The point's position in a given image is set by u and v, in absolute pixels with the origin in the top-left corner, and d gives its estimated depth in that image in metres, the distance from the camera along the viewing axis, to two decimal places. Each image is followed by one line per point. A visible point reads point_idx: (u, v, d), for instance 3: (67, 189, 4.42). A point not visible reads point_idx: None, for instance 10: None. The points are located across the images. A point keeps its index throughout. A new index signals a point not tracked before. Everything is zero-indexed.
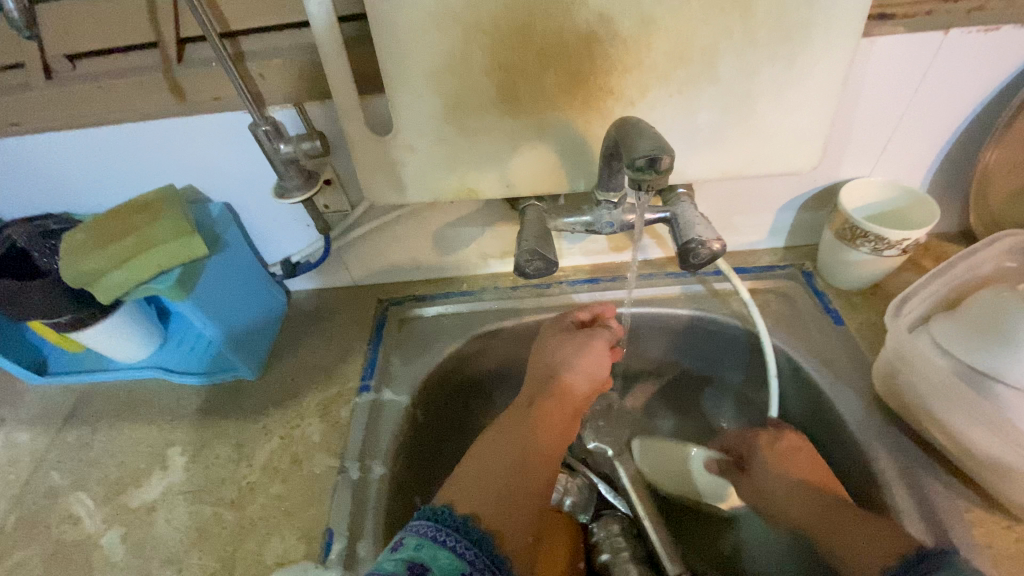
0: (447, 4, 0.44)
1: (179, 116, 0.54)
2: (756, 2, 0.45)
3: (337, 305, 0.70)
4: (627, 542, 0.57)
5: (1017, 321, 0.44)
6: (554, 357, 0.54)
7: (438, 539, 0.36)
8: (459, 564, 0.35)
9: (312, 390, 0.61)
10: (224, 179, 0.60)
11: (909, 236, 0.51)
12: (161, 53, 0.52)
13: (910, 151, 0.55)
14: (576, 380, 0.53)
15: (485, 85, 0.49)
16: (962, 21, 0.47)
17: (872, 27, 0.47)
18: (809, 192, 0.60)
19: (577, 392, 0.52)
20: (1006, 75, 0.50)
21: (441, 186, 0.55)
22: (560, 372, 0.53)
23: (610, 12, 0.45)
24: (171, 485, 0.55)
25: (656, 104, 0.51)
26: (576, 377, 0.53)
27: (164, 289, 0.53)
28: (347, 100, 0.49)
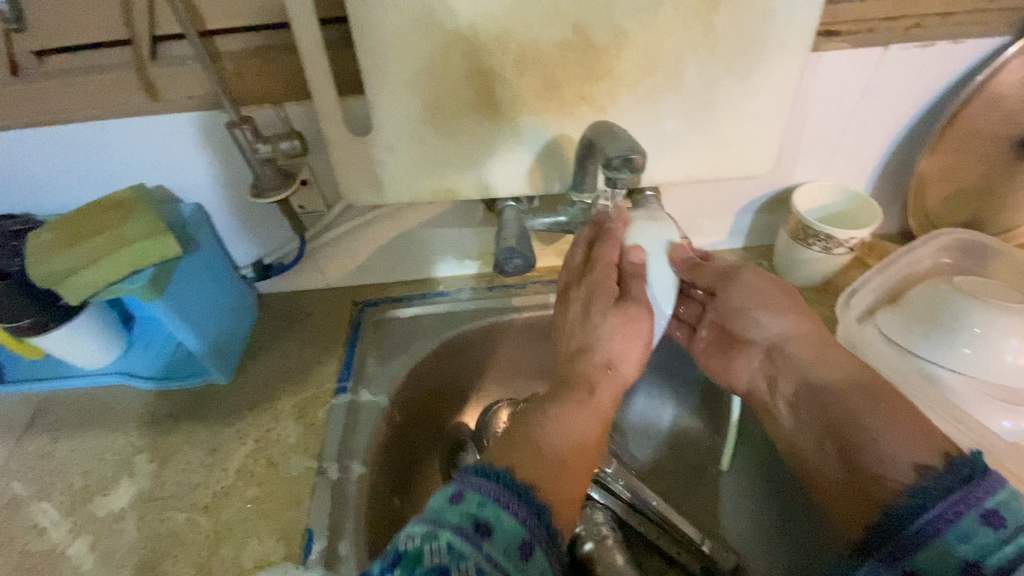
0: (429, 10, 0.46)
1: (151, 114, 0.56)
2: (718, 18, 0.48)
3: (314, 305, 0.75)
4: (610, 529, 0.62)
5: (953, 310, 0.52)
6: (608, 344, 0.49)
7: (505, 504, 0.36)
8: (521, 532, 0.34)
9: (287, 394, 0.65)
10: (203, 182, 0.63)
11: (854, 235, 0.63)
12: (134, 51, 0.53)
13: (854, 157, 0.68)
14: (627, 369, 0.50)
15: (463, 89, 0.51)
16: (901, 39, 0.58)
17: (821, 45, 0.58)
18: (767, 194, 0.72)
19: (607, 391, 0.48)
20: (933, 92, 0.63)
21: (418, 185, 0.58)
22: (617, 363, 0.49)
23: (584, 22, 0.48)
24: (139, 492, 0.58)
25: (625, 110, 0.53)
26: (629, 366, 0.50)
27: (135, 289, 0.55)
28: (330, 109, 0.52)
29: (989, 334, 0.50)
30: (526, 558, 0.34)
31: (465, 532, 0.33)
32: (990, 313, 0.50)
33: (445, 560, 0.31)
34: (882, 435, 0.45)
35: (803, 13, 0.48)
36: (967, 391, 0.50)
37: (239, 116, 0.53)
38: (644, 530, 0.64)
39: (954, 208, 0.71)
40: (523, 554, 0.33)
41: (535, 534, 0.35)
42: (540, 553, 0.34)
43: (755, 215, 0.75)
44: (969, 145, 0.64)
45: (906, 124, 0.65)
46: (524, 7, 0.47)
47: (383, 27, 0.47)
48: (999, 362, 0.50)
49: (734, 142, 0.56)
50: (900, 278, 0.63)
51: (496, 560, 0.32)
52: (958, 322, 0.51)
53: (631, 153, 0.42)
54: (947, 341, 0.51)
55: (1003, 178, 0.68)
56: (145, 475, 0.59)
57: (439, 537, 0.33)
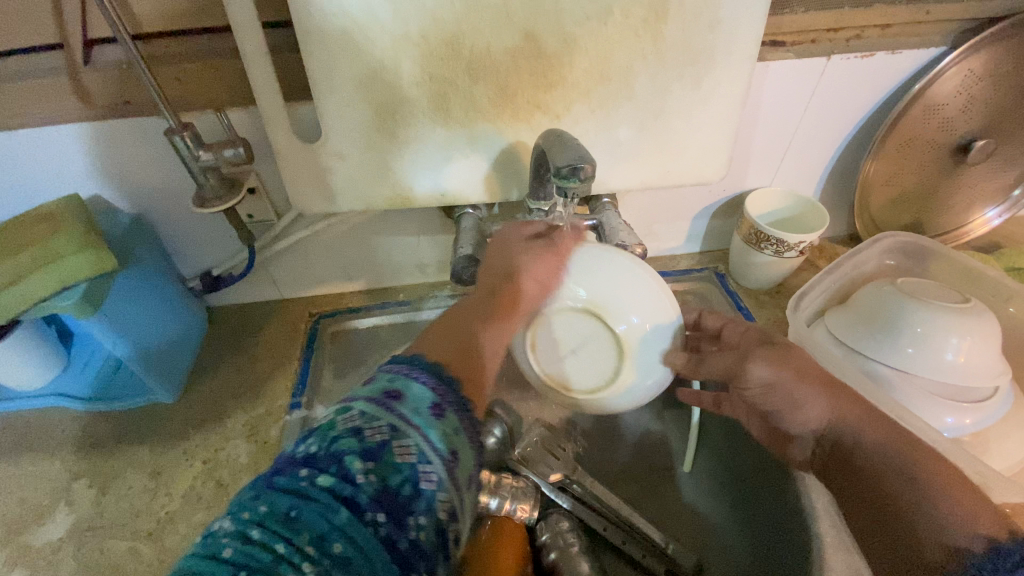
0: (376, 14, 0.45)
1: (85, 120, 0.53)
2: (666, 27, 0.49)
3: (268, 318, 0.72)
4: (576, 536, 0.61)
5: (895, 311, 0.53)
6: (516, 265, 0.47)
7: (413, 376, 0.32)
8: (432, 397, 0.31)
9: (239, 411, 0.62)
10: (146, 192, 0.60)
11: (803, 239, 0.64)
12: (66, 56, 0.51)
13: (802, 164, 0.70)
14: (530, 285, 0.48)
15: (414, 96, 0.50)
16: (843, 49, 0.60)
17: (768, 54, 0.59)
18: (721, 200, 0.73)
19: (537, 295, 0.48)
20: (874, 100, 0.65)
21: (372, 194, 0.57)
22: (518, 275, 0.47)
23: (535, 29, 0.47)
24: (78, 521, 0.54)
25: (578, 118, 0.53)
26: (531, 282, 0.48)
27: (68, 306, 0.52)
28: (276, 115, 0.50)
29: (929, 335, 0.51)
30: (440, 416, 0.30)
31: (375, 399, 0.29)
32: (930, 314, 0.52)
33: (355, 425, 0.28)
34: (925, 505, 0.38)
35: (749, 24, 0.49)
36: (910, 390, 0.51)
37: (179, 124, 0.50)
38: (609, 534, 0.63)
39: (897, 212, 0.74)
40: (434, 413, 0.30)
41: (449, 398, 0.31)
42: (453, 413, 0.31)
43: (712, 220, 0.76)
44: (910, 152, 0.67)
45: (850, 130, 0.68)
46: (474, 13, 0.46)
47: (328, 32, 0.46)
48: (940, 362, 0.51)
49: (686, 149, 0.57)
50: (848, 280, 0.65)
51: (409, 417, 0.29)
52: (901, 324, 0.53)
53: (579, 162, 0.42)
54: (891, 341, 0.53)
55: (940, 182, 0.72)
56: (84, 503, 0.55)
57: (349, 409, 0.29)
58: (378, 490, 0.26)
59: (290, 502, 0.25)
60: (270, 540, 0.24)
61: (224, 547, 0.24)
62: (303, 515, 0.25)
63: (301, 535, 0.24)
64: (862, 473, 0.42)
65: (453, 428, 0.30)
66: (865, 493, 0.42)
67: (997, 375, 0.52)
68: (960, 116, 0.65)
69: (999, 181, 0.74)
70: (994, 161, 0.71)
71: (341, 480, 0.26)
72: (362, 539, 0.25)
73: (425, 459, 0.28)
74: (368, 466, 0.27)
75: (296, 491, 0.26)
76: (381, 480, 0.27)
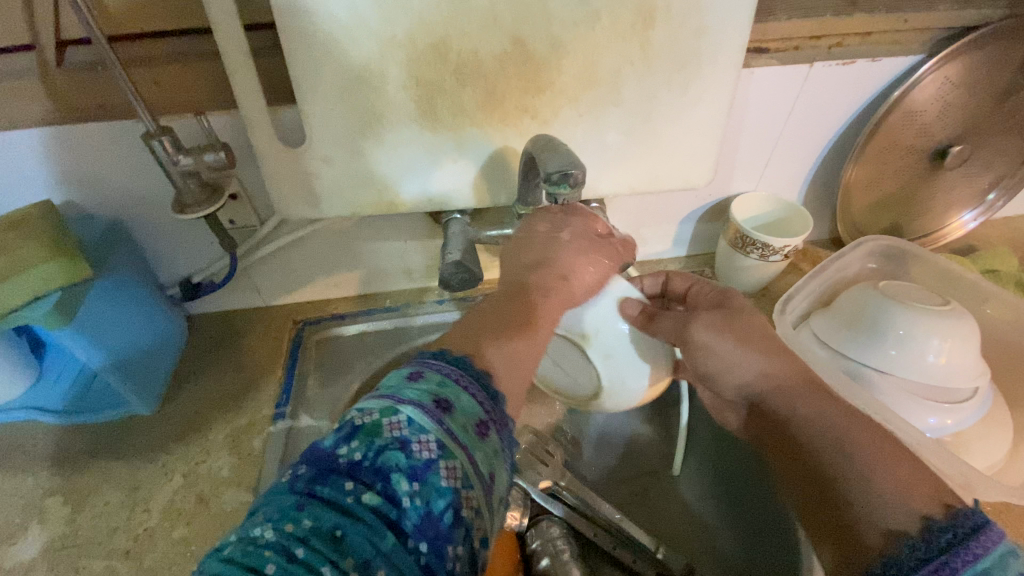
0: (361, 18, 0.45)
1: (59, 124, 0.51)
2: (654, 33, 0.49)
3: (250, 325, 0.70)
4: (566, 543, 0.61)
5: (877, 315, 0.54)
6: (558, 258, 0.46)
7: (461, 384, 0.32)
8: (478, 411, 0.31)
9: (220, 422, 0.61)
10: (123, 197, 0.58)
11: (787, 242, 0.65)
12: (37, 57, 0.49)
13: (786, 169, 0.71)
14: (578, 286, 0.46)
15: (401, 100, 0.49)
16: (825, 57, 0.61)
17: (753, 61, 0.60)
18: (708, 204, 0.74)
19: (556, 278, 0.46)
20: (855, 106, 0.66)
21: (359, 200, 0.56)
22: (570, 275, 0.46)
23: (522, 34, 0.47)
24: (51, 540, 0.52)
25: (567, 123, 0.53)
26: (580, 283, 0.46)
27: (38, 317, 0.50)
28: (258, 118, 0.49)
29: (912, 336, 0.52)
30: (483, 435, 0.30)
31: (424, 407, 0.29)
32: (912, 317, 0.53)
33: (403, 437, 0.28)
34: (867, 479, 0.37)
35: (734, 30, 0.50)
36: (892, 390, 0.52)
37: (157, 127, 0.48)
38: (600, 540, 0.63)
39: (878, 215, 0.75)
40: (479, 433, 0.30)
41: (494, 417, 0.32)
42: (497, 433, 0.31)
43: (698, 224, 0.77)
44: (890, 157, 0.68)
45: (832, 136, 0.69)
46: (461, 17, 0.46)
47: (313, 35, 0.45)
48: (922, 363, 0.52)
49: (673, 154, 0.58)
50: (832, 284, 0.66)
51: (455, 437, 0.29)
52: (884, 326, 0.54)
53: (569, 168, 0.42)
54: (875, 343, 0.54)
55: (919, 186, 0.73)
56: (57, 521, 0.53)
57: (395, 413, 0.28)
58: (422, 516, 0.26)
59: (335, 518, 0.25)
60: (316, 559, 0.24)
61: (267, 560, 0.24)
62: (349, 536, 0.25)
63: (347, 557, 0.24)
64: (801, 447, 0.42)
65: (494, 453, 0.30)
66: (808, 473, 0.41)
67: (977, 376, 0.53)
68: (937, 121, 0.66)
69: (975, 184, 0.76)
70: (970, 166, 0.73)
71: (387, 501, 0.26)
72: (405, 565, 0.25)
73: (466, 484, 0.28)
74: (414, 487, 0.27)
75: (342, 506, 0.25)
76: (426, 503, 0.27)
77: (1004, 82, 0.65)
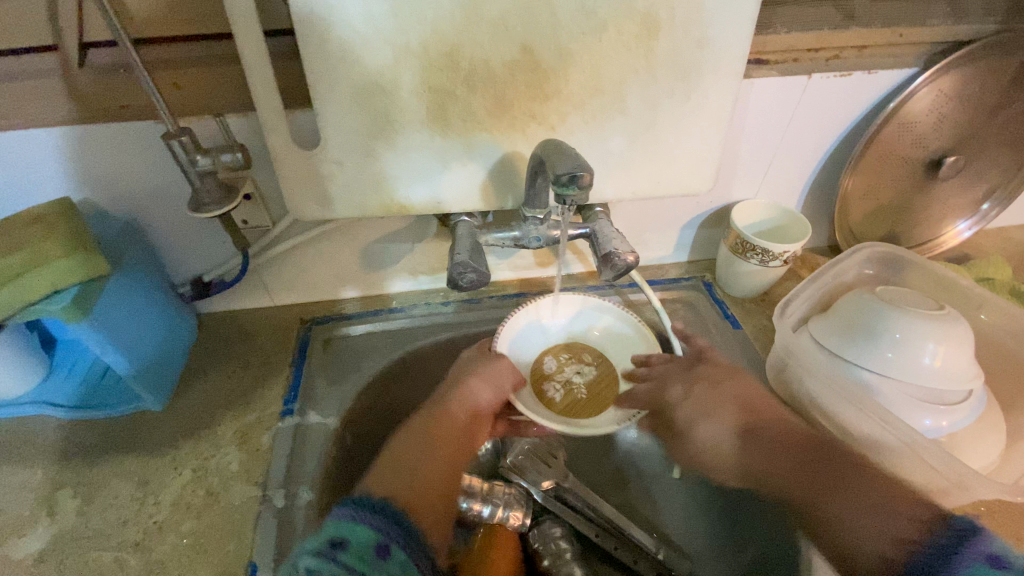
0: (377, 25, 0.46)
1: (79, 124, 0.53)
2: (658, 45, 0.51)
3: (258, 325, 0.72)
4: (568, 543, 0.63)
5: (874, 319, 0.56)
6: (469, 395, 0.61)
7: (359, 520, 0.39)
8: (374, 537, 0.38)
9: (228, 418, 0.61)
10: (138, 196, 0.60)
11: (786, 249, 0.67)
12: (60, 58, 0.52)
13: (785, 177, 0.73)
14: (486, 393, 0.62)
15: (413, 105, 0.51)
16: (823, 69, 0.63)
17: (753, 72, 0.62)
18: (709, 211, 0.76)
19: (458, 414, 0.60)
20: (853, 117, 0.68)
21: (370, 202, 0.57)
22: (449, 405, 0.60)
23: (531, 43, 0.49)
24: (60, 532, 0.53)
25: (573, 129, 0.55)
26: (484, 392, 0.62)
27: (57, 310, 0.51)
28: (274, 120, 0.51)
29: (908, 339, 0.54)
30: (383, 555, 0.37)
31: (321, 552, 0.35)
32: (907, 320, 0.54)
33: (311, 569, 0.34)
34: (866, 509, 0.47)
35: (735, 43, 0.52)
36: (890, 392, 0.53)
37: (177, 127, 0.50)
38: (601, 540, 0.64)
39: (875, 223, 0.77)
40: (380, 555, 0.37)
41: (393, 536, 0.39)
42: (397, 548, 0.38)
43: (698, 230, 0.78)
44: (886, 166, 0.70)
45: (829, 146, 0.71)
46: (473, 26, 0.47)
47: (330, 40, 0.47)
48: (918, 366, 0.53)
49: (675, 161, 0.59)
50: (830, 289, 0.68)
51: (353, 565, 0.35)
52: (880, 329, 0.55)
53: (578, 170, 0.43)
54: (872, 346, 0.55)
55: (915, 196, 0.75)
56: (67, 513, 0.54)
57: (299, 560, 0.35)
58: None
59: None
60: None
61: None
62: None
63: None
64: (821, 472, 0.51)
65: (399, 565, 0.37)
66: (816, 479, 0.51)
67: (971, 379, 0.54)
68: (932, 132, 0.68)
69: (970, 195, 0.78)
70: (964, 176, 0.75)
71: None
72: None
73: None
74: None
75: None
76: None
77: (996, 95, 0.67)
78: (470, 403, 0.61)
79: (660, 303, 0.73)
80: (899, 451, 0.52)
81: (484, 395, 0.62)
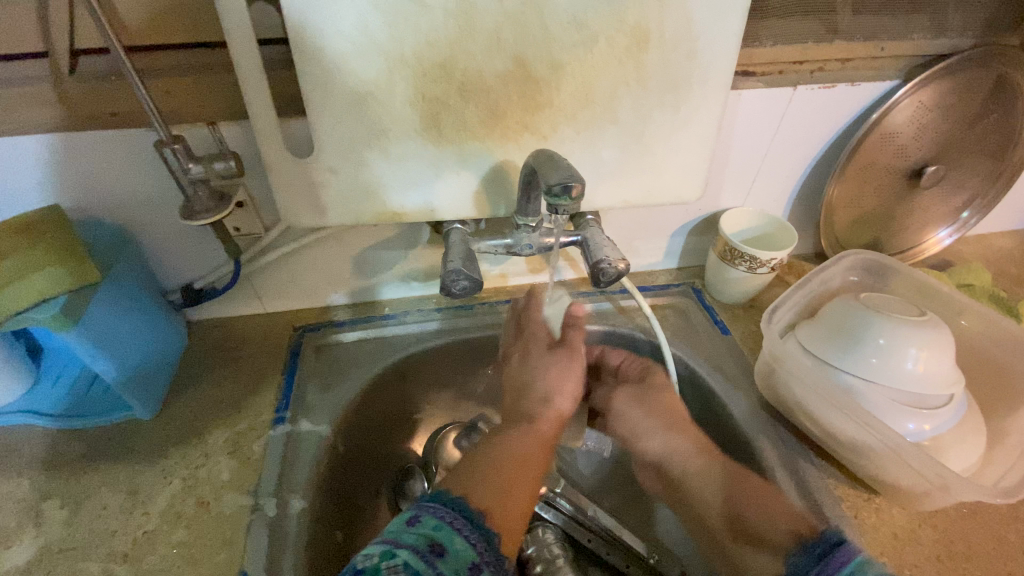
0: (370, 34, 0.47)
1: (70, 131, 0.53)
2: (648, 55, 0.52)
3: (249, 333, 0.71)
4: (560, 549, 0.63)
5: (854, 327, 0.57)
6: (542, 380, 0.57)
7: (457, 527, 0.39)
8: (472, 554, 0.37)
9: (219, 426, 0.61)
10: (129, 205, 0.60)
11: (773, 256, 0.68)
12: (51, 65, 0.51)
13: (771, 185, 0.75)
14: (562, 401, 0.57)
15: (405, 113, 0.51)
16: (807, 81, 0.65)
17: (741, 84, 0.63)
18: (696, 218, 0.77)
19: (563, 410, 0.57)
20: (836, 129, 0.70)
21: (360, 209, 0.57)
22: (553, 398, 0.57)
23: (525, 55, 0.50)
24: (48, 543, 0.52)
25: (565, 139, 0.55)
26: (562, 398, 0.57)
27: (45, 319, 0.50)
28: (266, 127, 0.51)
29: (891, 345, 0.55)
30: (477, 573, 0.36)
31: (418, 552, 0.35)
32: (890, 326, 0.55)
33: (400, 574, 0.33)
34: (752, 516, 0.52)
35: (722, 57, 0.53)
36: (875, 396, 0.54)
37: (169, 136, 0.50)
38: (594, 546, 0.65)
39: (858, 230, 0.79)
40: (472, 574, 0.36)
41: (484, 557, 0.38)
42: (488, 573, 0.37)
43: (687, 237, 0.80)
44: (869, 175, 0.72)
45: (813, 155, 0.72)
46: (465, 37, 0.48)
47: (322, 51, 0.47)
48: (901, 371, 0.54)
49: (666, 171, 0.60)
50: (817, 295, 0.69)
51: None
52: (864, 336, 0.56)
53: (570, 181, 0.44)
54: (856, 352, 0.56)
55: (898, 204, 0.77)
56: (54, 525, 0.53)
57: (392, 558, 0.34)
58: None
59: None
60: None
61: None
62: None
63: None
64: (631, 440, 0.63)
65: None
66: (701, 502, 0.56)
67: (952, 383, 0.55)
68: (912, 143, 0.70)
69: (949, 204, 0.80)
70: (943, 185, 0.77)
71: None
72: None
73: None
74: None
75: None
76: None
77: (974, 105, 0.69)
78: (554, 412, 0.56)
79: (650, 310, 0.74)
80: (883, 454, 0.53)
81: (564, 404, 0.57)
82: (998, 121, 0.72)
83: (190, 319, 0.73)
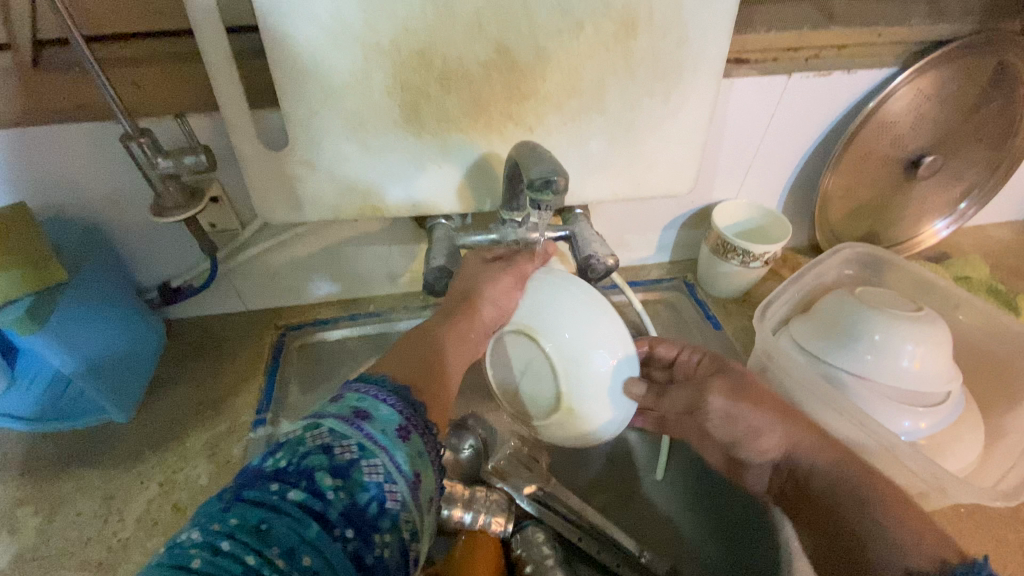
0: (343, 20, 0.44)
1: (34, 125, 0.50)
2: (636, 42, 0.49)
3: (230, 331, 0.70)
4: (551, 548, 0.60)
5: (849, 322, 0.56)
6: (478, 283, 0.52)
7: (382, 397, 0.33)
8: (398, 418, 0.32)
9: (199, 428, 0.60)
10: (100, 202, 0.57)
11: (766, 250, 0.67)
12: (15, 57, 0.48)
13: (765, 176, 0.73)
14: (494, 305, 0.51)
15: (383, 104, 0.49)
16: (802, 68, 0.63)
17: (733, 71, 0.61)
18: (689, 211, 0.75)
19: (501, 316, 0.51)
20: (832, 118, 0.68)
21: (340, 205, 0.55)
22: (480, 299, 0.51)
23: (507, 42, 0.48)
24: (21, 551, 0.50)
25: (551, 130, 0.53)
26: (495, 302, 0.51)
27: (7, 323, 0.48)
28: (237, 120, 0.48)
29: (887, 342, 0.53)
30: (406, 438, 0.32)
31: (343, 419, 0.31)
32: (886, 322, 0.54)
33: (323, 443, 0.29)
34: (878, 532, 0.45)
35: (713, 43, 0.51)
36: (869, 394, 0.53)
37: (136, 129, 0.47)
38: (585, 544, 0.63)
39: (854, 222, 0.77)
40: (399, 439, 0.31)
41: (415, 421, 0.33)
42: (419, 435, 0.32)
43: (680, 230, 0.78)
44: (866, 166, 0.70)
45: (809, 144, 0.71)
46: (444, 24, 0.46)
47: (294, 39, 0.45)
48: (897, 368, 0.53)
49: (656, 162, 0.58)
50: (811, 289, 0.68)
51: (368, 446, 0.30)
52: (859, 332, 0.55)
53: (553, 175, 0.42)
54: (851, 348, 0.55)
55: (895, 195, 0.75)
56: (28, 533, 0.52)
57: (316, 427, 0.30)
58: (345, 506, 0.28)
59: (260, 516, 0.26)
60: (292, 505, 0.27)
61: (193, 558, 0.24)
62: (276, 529, 0.26)
63: (272, 546, 0.25)
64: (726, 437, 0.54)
65: (417, 453, 0.31)
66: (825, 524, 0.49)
67: (949, 380, 0.54)
68: (910, 132, 0.68)
69: (947, 195, 0.78)
70: (942, 175, 0.75)
71: (314, 495, 0.27)
72: (330, 553, 0.26)
73: (390, 479, 0.29)
74: (338, 484, 0.28)
75: (268, 506, 0.27)
76: (352, 497, 0.28)
77: (974, 94, 0.67)
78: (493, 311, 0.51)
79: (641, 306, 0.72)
80: (878, 454, 0.52)
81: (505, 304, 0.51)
82: (998, 110, 0.70)
83: (169, 318, 0.71)
